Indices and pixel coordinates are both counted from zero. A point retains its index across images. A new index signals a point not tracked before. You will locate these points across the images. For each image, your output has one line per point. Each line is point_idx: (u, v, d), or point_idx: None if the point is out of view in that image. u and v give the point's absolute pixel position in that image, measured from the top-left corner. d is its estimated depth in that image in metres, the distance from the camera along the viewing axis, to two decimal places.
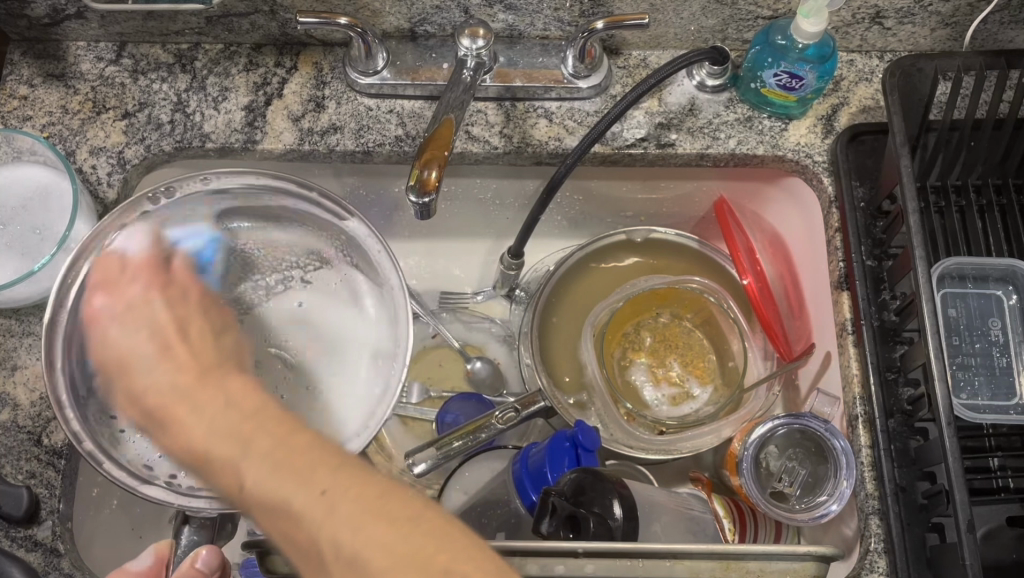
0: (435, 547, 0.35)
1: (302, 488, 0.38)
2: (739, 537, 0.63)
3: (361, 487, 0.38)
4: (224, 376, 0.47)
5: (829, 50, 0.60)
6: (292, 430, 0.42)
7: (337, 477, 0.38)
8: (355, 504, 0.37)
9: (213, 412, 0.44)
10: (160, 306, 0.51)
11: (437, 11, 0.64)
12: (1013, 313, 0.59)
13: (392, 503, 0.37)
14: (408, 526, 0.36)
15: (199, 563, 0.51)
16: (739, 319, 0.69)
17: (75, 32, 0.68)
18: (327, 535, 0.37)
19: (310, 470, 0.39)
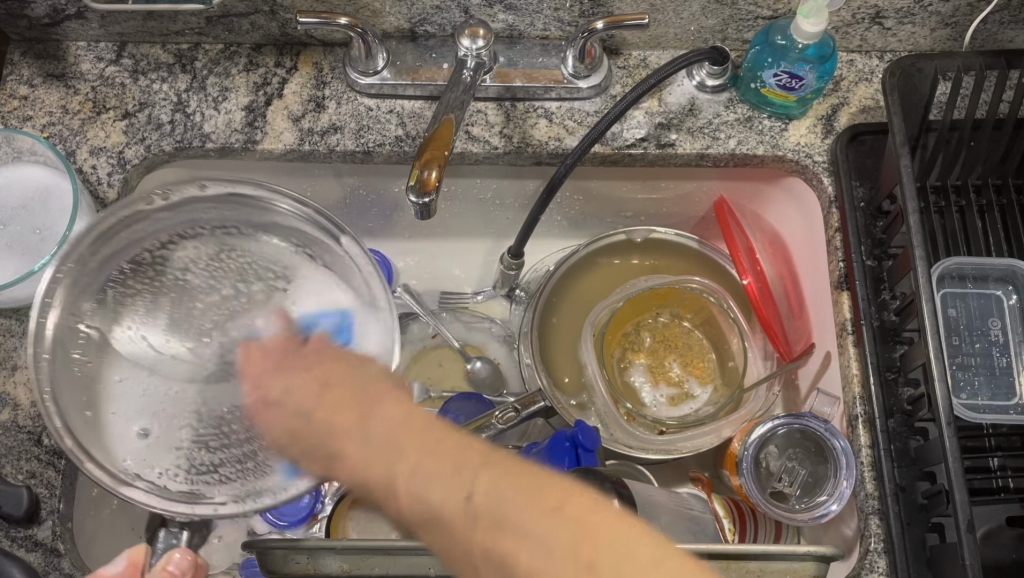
0: (590, 525, 0.34)
1: (452, 483, 0.38)
2: (739, 537, 0.64)
3: (509, 476, 0.37)
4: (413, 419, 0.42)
5: (829, 50, 0.60)
6: (435, 440, 0.40)
7: (495, 476, 0.37)
8: (502, 494, 0.36)
9: (389, 441, 0.41)
10: (303, 371, 0.46)
11: (437, 11, 0.64)
12: (1013, 313, 0.60)
13: (541, 484, 0.36)
14: (553, 506, 0.35)
15: (171, 565, 0.54)
16: (739, 319, 0.69)
17: (75, 32, 0.68)
18: (488, 508, 0.36)
19: (463, 470, 0.38)
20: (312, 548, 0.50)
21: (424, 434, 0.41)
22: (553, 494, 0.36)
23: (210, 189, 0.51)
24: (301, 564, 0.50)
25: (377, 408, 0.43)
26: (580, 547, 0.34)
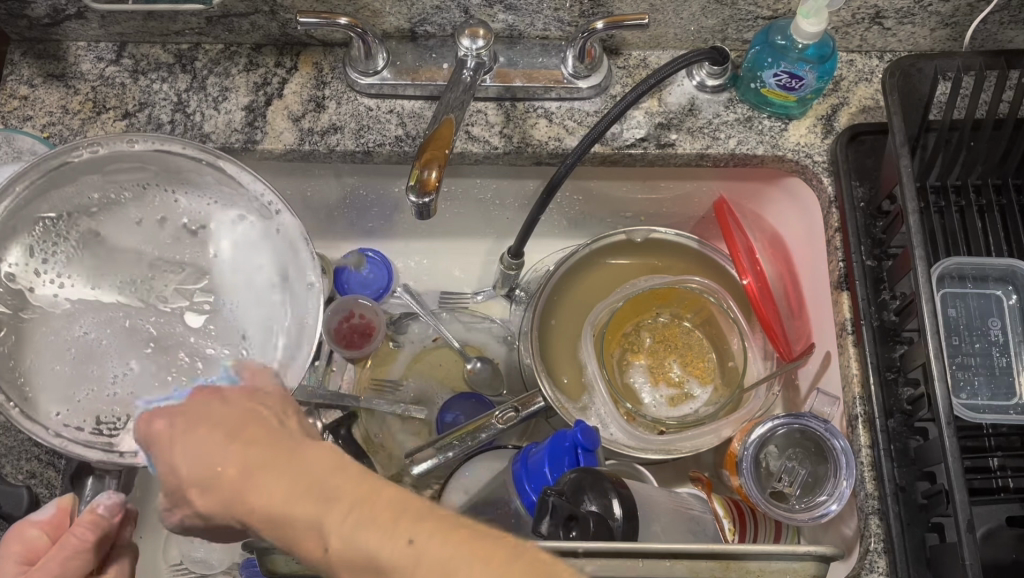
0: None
1: (373, 531, 0.35)
2: (740, 537, 0.64)
3: (451, 533, 0.34)
4: (290, 461, 0.39)
5: (829, 50, 0.61)
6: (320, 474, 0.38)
7: (424, 521, 0.35)
8: (434, 562, 0.33)
9: (304, 485, 0.37)
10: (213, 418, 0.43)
11: (438, 11, 0.64)
12: (1013, 313, 0.60)
13: (482, 540, 0.34)
14: (468, 540, 0.34)
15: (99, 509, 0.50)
16: (739, 319, 0.70)
17: (75, 32, 0.68)
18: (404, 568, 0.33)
19: (382, 516, 0.35)
20: None
21: (299, 475, 0.38)
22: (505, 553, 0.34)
23: (138, 146, 0.51)
24: (301, 563, 0.50)
25: (298, 461, 0.39)
26: None
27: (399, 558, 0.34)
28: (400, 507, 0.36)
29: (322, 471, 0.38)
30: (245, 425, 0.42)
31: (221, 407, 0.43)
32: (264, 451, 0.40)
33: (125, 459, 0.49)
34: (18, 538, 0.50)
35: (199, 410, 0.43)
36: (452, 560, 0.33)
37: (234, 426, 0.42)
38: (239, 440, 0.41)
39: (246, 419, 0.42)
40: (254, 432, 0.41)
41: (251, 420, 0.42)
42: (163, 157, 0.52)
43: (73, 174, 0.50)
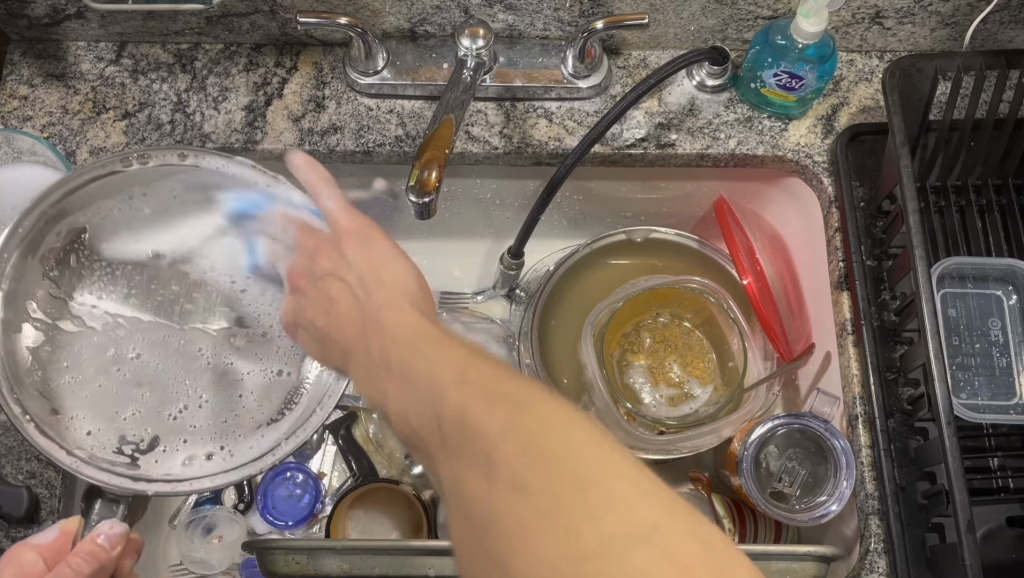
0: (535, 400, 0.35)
1: (521, 466, 0.32)
2: (740, 537, 0.64)
3: (482, 371, 0.39)
4: (489, 391, 0.37)
5: (829, 50, 0.61)
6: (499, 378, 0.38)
7: (471, 367, 0.39)
8: (472, 387, 0.37)
9: (462, 433, 0.36)
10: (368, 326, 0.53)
11: (437, 11, 0.64)
12: (1013, 313, 0.60)
13: (497, 378, 0.38)
14: (589, 491, 0.31)
15: (100, 538, 0.53)
16: (739, 319, 0.70)
17: (75, 32, 0.68)
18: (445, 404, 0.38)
19: (544, 469, 0.32)
20: (312, 549, 0.50)
21: (529, 405, 0.35)
22: (501, 375, 0.38)
23: (205, 165, 0.56)
24: (300, 564, 0.50)
25: (470, 401, 0.37)
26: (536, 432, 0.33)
27: (534, 502, 0.32)
28: (573, 432, 0.33)
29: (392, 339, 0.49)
30: (420, 360, 0.43)
31: (419, 353, 0.44)
32: (475, 399, 0.36)
33: (138, 485, 0.50)
34: (14, 561, 0.52)
35: (418, 348, 0.44)
36: (608, 515, 0.30)
37: (456, 365, 0.40)
38: (413, 372, 0.43)
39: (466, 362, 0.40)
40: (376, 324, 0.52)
41: (428, 348, 0.44)
42: (203, 176, 0.57)
43: (123, 179, 0.56)
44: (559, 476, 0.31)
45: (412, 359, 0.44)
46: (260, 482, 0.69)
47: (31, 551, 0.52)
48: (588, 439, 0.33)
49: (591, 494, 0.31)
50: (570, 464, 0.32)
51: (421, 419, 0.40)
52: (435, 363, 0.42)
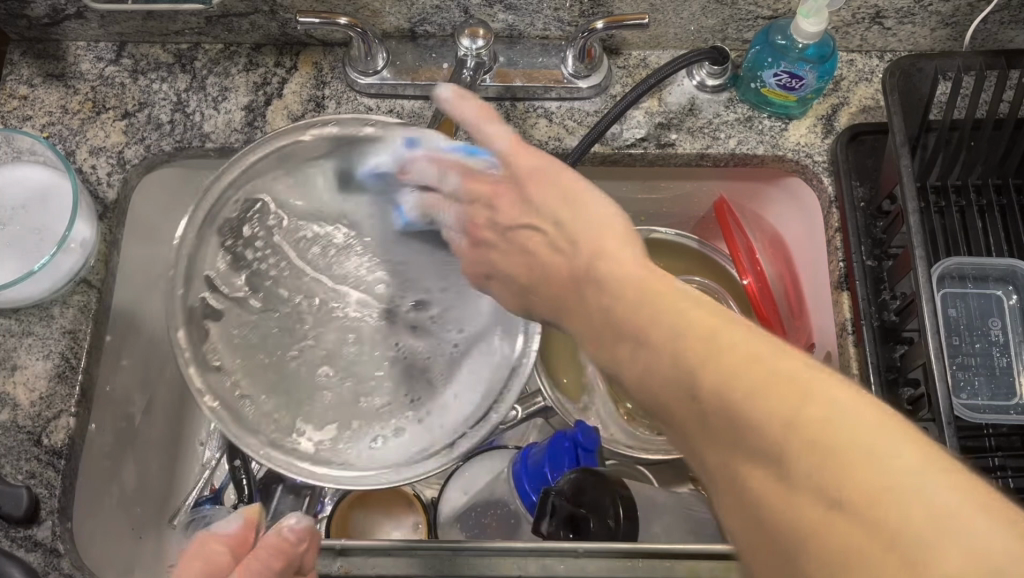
0: (777, 382, 0.29)
1: (778, 440, 0.28)
2: None
3: (746, 347, 0.31)
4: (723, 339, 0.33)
5: (829, 50, 0.60)
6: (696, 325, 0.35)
7: (722, 340, 0.32)
8: (731, 383, 0.30)
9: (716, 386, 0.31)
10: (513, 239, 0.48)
11: (438, 11, 0.64)
12: (1013, 313, 0.60)
13: (723, 345, 0.32)
14: (873, 492, 0.26)
15: (285, 531, 0.46)
16: (739, 318, 0.72)
17: (75, 32, 0.68)
18: (754, 437, 0.29)
19: (787, 395, 0.29)
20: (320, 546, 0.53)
21: (768, 374, 0.30)
22: (755, 354, 0.31)
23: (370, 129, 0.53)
24: None
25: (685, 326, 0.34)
26: (802, 441, 0.28)
27: (867, 471, 0.26)
28: (842, 392, 0.29)
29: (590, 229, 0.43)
30: (580, 240, 0.43)
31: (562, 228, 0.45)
32: (700, 349, 0.33)
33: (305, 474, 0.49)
34: (199, 552, 0.48)
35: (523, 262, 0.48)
36: (875, 504, 0.25)
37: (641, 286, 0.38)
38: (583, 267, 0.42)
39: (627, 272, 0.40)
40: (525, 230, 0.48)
41: (569, 235, 0.44)
42: (371, 141, 0.54)
43: (305, 149, 0.55)
44: (847, 476, 0.26)
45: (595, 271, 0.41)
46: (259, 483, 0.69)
47: (218, 543, 0.48)
48: (866, 424, 0.27)
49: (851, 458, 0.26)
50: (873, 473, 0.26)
51: (560, 275, 0.45)
52: (586, 223, 0.44)
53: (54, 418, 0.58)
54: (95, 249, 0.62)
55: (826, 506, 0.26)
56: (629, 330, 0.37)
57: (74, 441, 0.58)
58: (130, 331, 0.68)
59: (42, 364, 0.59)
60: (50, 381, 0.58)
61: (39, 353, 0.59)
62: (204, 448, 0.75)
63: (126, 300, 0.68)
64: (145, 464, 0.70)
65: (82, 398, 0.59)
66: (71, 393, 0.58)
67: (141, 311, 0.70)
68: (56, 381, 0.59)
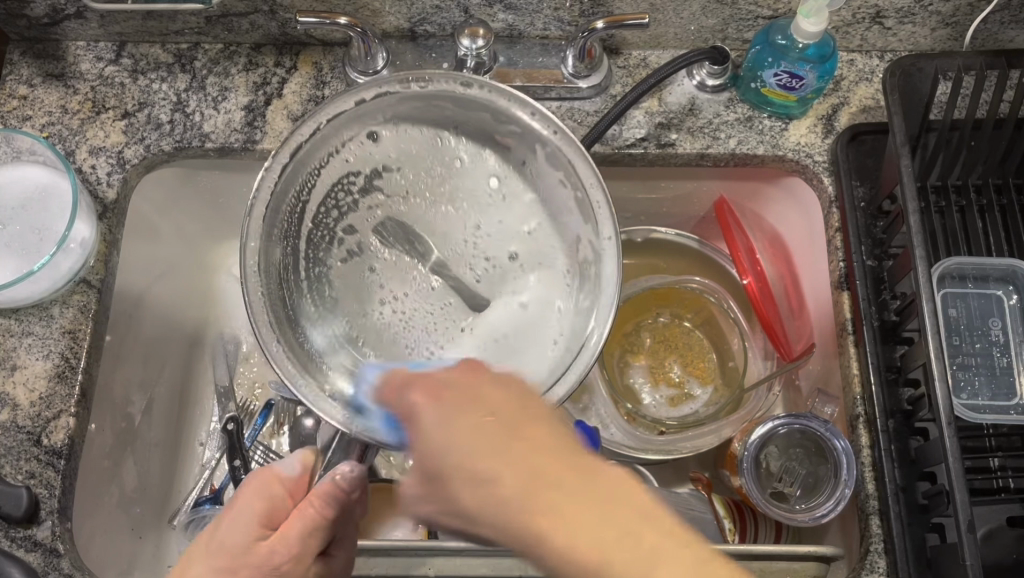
0: (626, 552, 0.35)
1: (681, 574, 0.34)
2: (740, 537, 0.64)
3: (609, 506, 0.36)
4: (516, 443, 0.39)
5: (829, 50, 0.60)
6: (575, 460, 0.38)
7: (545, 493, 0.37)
8: (575, 531, 0.36)
9: (477, 480, 0.38)
10: (437, 411, 0.41)
11: (437, 11, 0.64)
12: (1013, 313, 0.59)
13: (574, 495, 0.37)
14: None
15: (339, 476, 0.49)
16: (739, 319, 0.72)
17: (74, 32, 0.68)
18: (553, 546, 0.36)
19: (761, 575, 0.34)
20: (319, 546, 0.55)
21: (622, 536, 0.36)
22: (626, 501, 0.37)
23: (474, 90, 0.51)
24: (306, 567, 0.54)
25: (528, 426, 0.40)
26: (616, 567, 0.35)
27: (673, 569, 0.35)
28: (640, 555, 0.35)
29: (501, 396, 0.41)
30: (484, 398, 0.41)
31: (450, 392, 0.41)
32: (529, 476, 0.37)
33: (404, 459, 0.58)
34: (262, 490, 0.51)
35: (478, 384, 0.41)
36: None
37: (512, 407, 0.40)
38: (443, 395, 0.41)
39: (514, 407, 0.40)
40: (496, 421, 0.40)
41: (547, 476, 0.37)
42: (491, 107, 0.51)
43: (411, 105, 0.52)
44: None
45: (467, 402, 0.41)
46: None
47: (282, 486, 0.51)
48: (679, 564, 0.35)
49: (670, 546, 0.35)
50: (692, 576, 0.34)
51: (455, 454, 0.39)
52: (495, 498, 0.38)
53: (54, 418, 0.58)
54: (95, 249, 0.62)
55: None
56: (537, 502, 0.37)
57: (74, 441, 0.57)
58: (129, 332, 0.68)
59: (42, 364, 0.59)
60: (50, 381, 0.58)
61: (39, 353, 0.59)
62: (204, 448, 0.75)
63: (126, 300, 0.67)
64: (146, 464, 0.70)
65: (82, 398, 0.59)
66: (71, 393, 0.58)
67: (142, 312, 0.70)
68: (56, 382, 0.59)
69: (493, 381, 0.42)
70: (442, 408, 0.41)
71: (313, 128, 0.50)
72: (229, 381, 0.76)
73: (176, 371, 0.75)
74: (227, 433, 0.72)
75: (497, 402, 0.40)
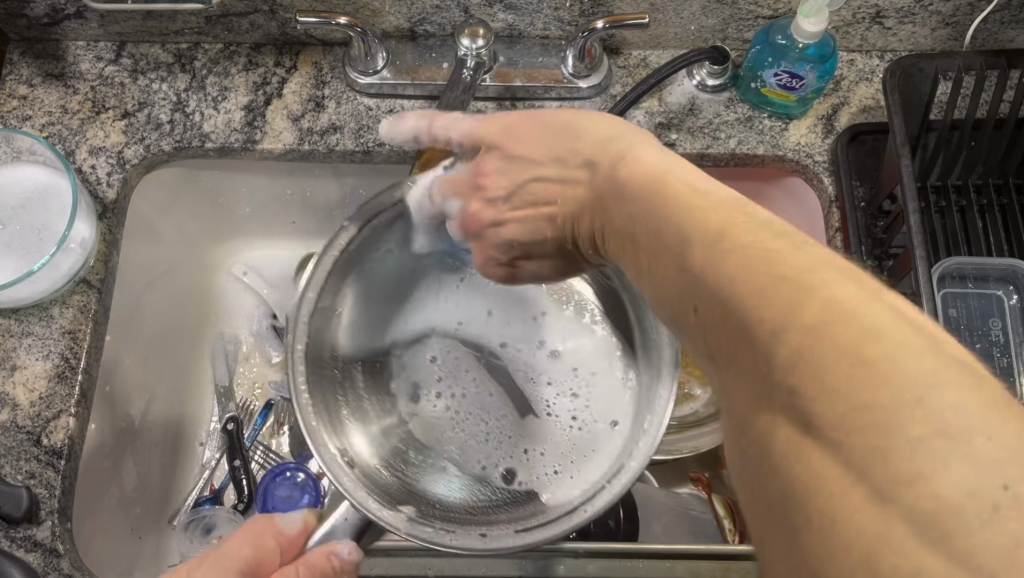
0: (822, 311, 0.25)
1: (838, 354, 0.24)
2: (740, 538, 0.63)
3: (755, 238, 0.28)
4: (675, 194, 0.33)
5: (829, 50, 0.60)
6: (730, 214, 0.31)
7: (733, 236, 0.29)
8: (711, 272, 0.29)
9: (625, 234, 0.36)
10: (530, 136, 0.44)
11: (438, 11, 0.64)
12: (1013, 313, 0.59)
13: (744, 233, 0.29)
14: (881, 360, 0.23)
15: (335, 557, 0.49)
16: None
17: (74, 32, 0.68)
18: (726, 290, 0.28)
19: (846, 339, 0.24)
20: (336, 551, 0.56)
21: (809, 295, 0.26)
22: (776, 252, 0.28)
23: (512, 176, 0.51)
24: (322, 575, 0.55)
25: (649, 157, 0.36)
26: (825, 337, 0.25)
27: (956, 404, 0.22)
28: (812, 300, 0.25)
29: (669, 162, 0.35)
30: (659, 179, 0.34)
31: (541, 158, 0.43)
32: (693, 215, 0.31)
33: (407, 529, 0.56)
34: (256, 540, 0.50)
35: (518, 136, 0.44)
36: (905, 459, 0.22)
37: (589, 145, 0.40)
38: (547, 129, 0.43)
39: (603, 152, 0.39)
40: (608, 169, 0.38)
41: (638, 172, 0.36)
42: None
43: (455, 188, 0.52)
44: (883, 395, 0.23)
45: (542, 132, 0.43)
46: (260, 483, 0.70)
47: (274, 540, 0.51)
48: (857, 323, 0.24)
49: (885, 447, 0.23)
50: (890, 382, 0.23)
51: (590, 211, 0.40)
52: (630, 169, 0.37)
53: (54, 418, 0.57)
54: (95, 249, 0.62)
55: (854, 449, 0.23)
56: (657, 189, 0.34)
57: (74, 441, 0.57)
58: (128, 331, 0.68)
59: (41, 364, 0.59)
60: (49, 381, 0.58)
61: (39, 353, 0.59)
62: (204, 448, 0.75)
63: (126, 300, 0.67)
64: (146, 465, 0.70)
65: (82, 399, 0.59)
66: (72, 393, 0.58)
67: (142, 312, 0.70)
68: (56, 381, 0.58)
69: (586, 129, 0.41)
70: (524, 142, 0.44)
71: (392, 197, 0.51)
72: (229, 381, 0.76)
73: (176, 370, 0.75)
74: (227, 433, 0.73)
75: (618, 148, 0.39)
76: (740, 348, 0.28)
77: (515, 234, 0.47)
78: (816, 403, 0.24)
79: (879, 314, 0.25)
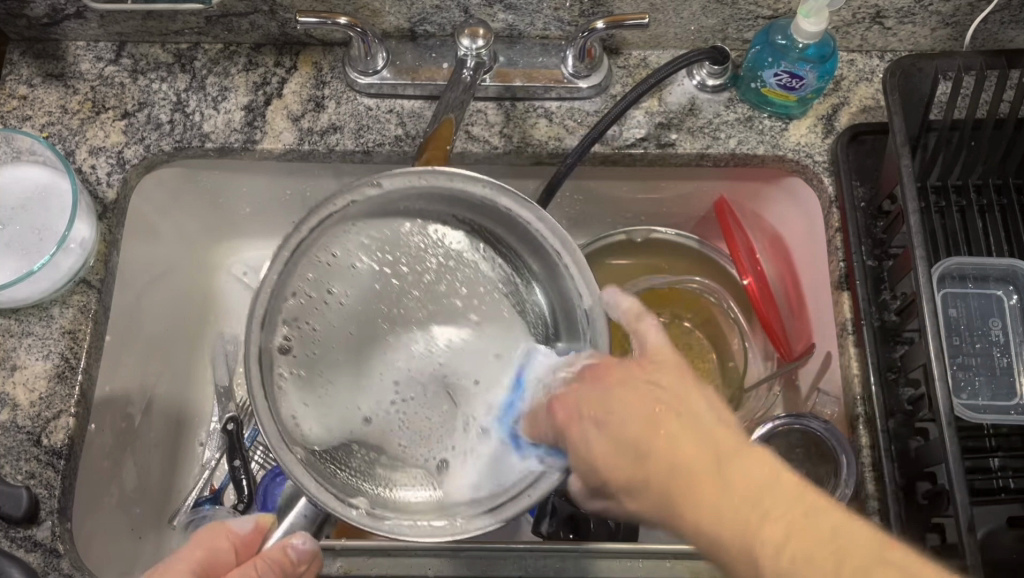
0: (757, 499, 0.39)
1: (821, 537, 0.37)
2: None
3: (736, 460, 0.41)
4: (677, 449, 0.43)
5: (829, 50, 0.60)
6: (744, 454, 0.42)
7: (723, 472, 0.41)
8: (732, 496, 0.40)
9: (696, 485, 0.41)
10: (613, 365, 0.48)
11: (437, 11, 0.64)
12: (1013, 313, 0.59)
13: (727, 460, 0.41)
14: (772, 492, 0.39)
15: (291, 551, 0.48)
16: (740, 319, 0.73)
17: (74, 32, 0.68)
18: (715, 529, 0.40)
19: (796, 522, 0.38)
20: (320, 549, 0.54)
21: (762, 480, 0.40)
22: (761, 485, 0.40)
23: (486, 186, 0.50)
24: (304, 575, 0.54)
25: (676, 411, 0.44)
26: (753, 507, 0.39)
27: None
28: (770, 488, 0.39)
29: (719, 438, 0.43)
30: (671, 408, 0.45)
31: (636, 381, 0.46)
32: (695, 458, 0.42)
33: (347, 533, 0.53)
34: (207, 541, 0.48)
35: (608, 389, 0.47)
36: None
37: (649, 409, 0.45)
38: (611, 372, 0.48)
39: (656, 403, 0.45)
40: (665, 415, 0.44)
41: (698, 433, 0.43)
42: (479, 202, 0.52)
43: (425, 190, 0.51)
44: (837, 549, 0.36)
45: (626, 387, 0.46)
46: (260, 482, 0.70)
47: (227, 540, 0.49)
48: (832, 527, 0.37)
49: (875, 568, 0.35)
50: (832, 537, 0.37)
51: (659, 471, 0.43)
52: (672, 457, 0.42)
53: (54, 418, 0.57)
54: (95, 249, 0.62)
55: (824, 571, 0.36)
56: (685, 461, 0.42)
57: (74, 441, 0.57)
58: (128, 331, 0.68)
59: (41, 364, 0.59)
60: (49, 381, 0.58)
61: (39, 353, 0.59)
62: (203, 448, 0.75)
63: (126, 300, 0.67)
64: (146, 465, 0.70)
65: (82, 398, 0.59)
66: (71, 393, 0.58)
67: (141, 311, 0.70)
68: (56, 382, 0.59)
69: (677, 383, 0.46)
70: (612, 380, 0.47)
71: (346, 200, 0.49)
72: (229, 381, 0.76)
73: (175, 371, 0.75)
74: (227, 433, 0.73)
75: (683, 396, 0.46)
76: (720, 491, 0.40)
77: (604, 450, 0.45)
78: (780, 565, 0.37)
79: (835, 523, 0.37)
